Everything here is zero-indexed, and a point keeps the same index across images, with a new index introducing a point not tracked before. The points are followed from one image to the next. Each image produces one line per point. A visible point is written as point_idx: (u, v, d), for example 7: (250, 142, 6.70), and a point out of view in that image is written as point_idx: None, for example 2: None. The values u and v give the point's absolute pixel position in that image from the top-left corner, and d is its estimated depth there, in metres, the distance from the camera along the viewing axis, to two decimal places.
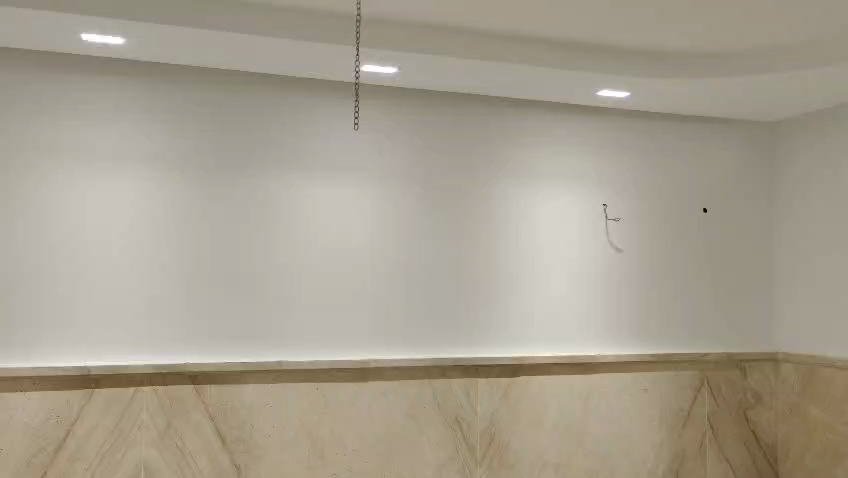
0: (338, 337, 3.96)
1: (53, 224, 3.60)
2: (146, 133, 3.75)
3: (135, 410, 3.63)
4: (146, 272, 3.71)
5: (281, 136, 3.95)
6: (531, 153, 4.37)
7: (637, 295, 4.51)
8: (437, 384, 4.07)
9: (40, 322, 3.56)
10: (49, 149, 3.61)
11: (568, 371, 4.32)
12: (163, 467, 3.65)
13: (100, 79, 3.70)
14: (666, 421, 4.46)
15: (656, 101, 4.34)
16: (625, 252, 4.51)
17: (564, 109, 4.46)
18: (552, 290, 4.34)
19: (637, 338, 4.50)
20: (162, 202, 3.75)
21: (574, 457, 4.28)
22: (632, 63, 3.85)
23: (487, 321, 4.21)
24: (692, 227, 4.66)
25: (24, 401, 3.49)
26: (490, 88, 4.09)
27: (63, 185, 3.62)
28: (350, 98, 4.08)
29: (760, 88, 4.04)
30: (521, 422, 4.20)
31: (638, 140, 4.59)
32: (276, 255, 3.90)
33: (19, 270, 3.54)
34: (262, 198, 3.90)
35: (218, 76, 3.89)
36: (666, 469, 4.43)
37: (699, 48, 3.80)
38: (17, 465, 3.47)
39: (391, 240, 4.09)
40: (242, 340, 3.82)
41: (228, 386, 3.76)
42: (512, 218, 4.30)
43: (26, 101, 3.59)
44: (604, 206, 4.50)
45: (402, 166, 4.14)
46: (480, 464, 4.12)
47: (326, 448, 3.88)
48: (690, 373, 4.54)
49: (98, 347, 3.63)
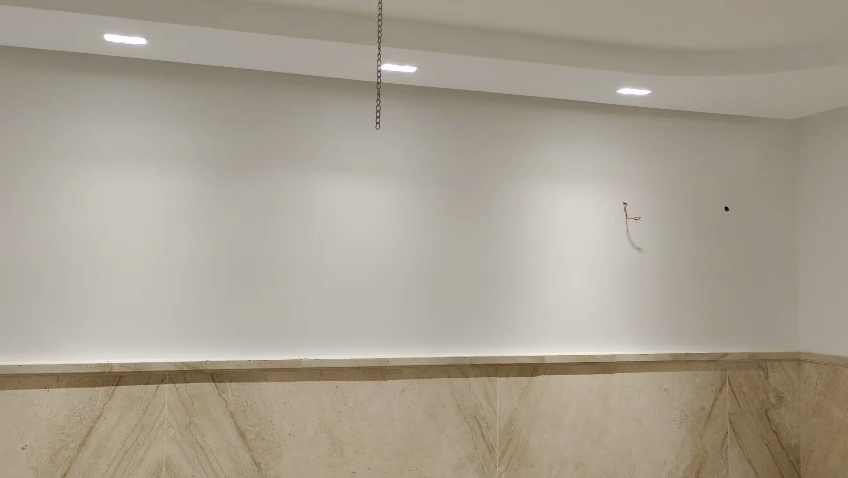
0: (357, 336, 3.98)
1: (75, 223, 3.65)
2: (166, 134, 3.79)
3: (156, 407, 3.67)
4: (168, 271, 3.75)
5: (300, 135, 3.97)
6: (550, 151, 4.37)
7: (656, 295, 4.49)
8: (457, 383, 4.08)
9: (64, 320, 3.61)
10: (72, 149, 3.66)
11: (587, 370, 4.30)
12: (184, 464, 3.68)
13: (120, 80, 3.74)
14: (686, 421, 4.43)
15: (676, 99, 4.32)
16: (645, 251, 4.49)
17: (583, 108, 4.45)
18: (572, 290, 4.33)
19: (658, 338, 4.47)
20: (183, 201, 3.79)
21: (593, 456, 4.26)
22: (650, 60, 3.83)
23: (505, 321, 4.21)
24: (713, 226, 4.63)
25: (47, 397, 3.53)
26: (507, 87, 4.09)
27: (85, 186, 3.67)
28: (368, 97, 4.09)
29: (779, 87, 4.01)
30: (539, 422, 4.20)
31: (657, 139, 4.56)
32: (296, 255, 3.93)
33: (43, 269, 3.60)
34: (282, 197, 3.93)
35: (236, 76, 3.91)
36: (687, 469, 4.40)
37: (719, 46, 3.77)
38: (41, 460, 3.51)
39: (411, 240, 4.10)
40: (261, 339, 3.85)
41: (247, 384, 3.78)
42: (531, 217, 4.30)
43: (50, 102, 3.64)
44: (624, 205, 4.48)
45: (420, 166, 4.14)
46: (498, 464, 4.11)
47: (345, 446, 3.89)
48: (711, 373, 4.51)
49: (119, 345, 3.67)
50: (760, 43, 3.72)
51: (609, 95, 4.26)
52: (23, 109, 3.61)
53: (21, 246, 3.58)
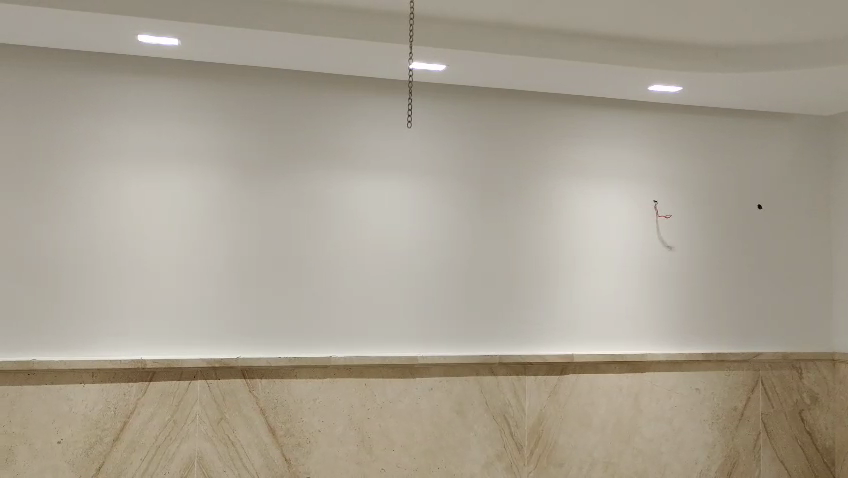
0: (386, 334, 3.99)
1: (111, 221, 3.71)
2: (198, 133, 3.83)
3: (188, 403, 3.71)
4: (199, 268, 3.79)
5: (330, 134, 4.00)
6: (580, 148, 4.34)
7: (689, 296, 4.44)
8: (486, 381, 4.08)
9: (98, 317, 3.67)
10: (107, 149, 3.73)
11: (616, 370, 4.28)
12: (215, 458, 3.72)
13: (155, 80, 3.80)
14: (717, 422, 4.38)
15: (708, 96, 4.27)
16: (675, 250, 4.45)
17: (614, 106, 4.42)
18: (602, 288, 4.31)
19: (689, 338, 4.42)
20: (215, 200, 3.83)
21: (623, 457, 4.23)
22: (683, 55, 3.78)
23: (534, 320, 4.20)
24: (746, 224, 4.57)
25: (83, 392, 3.59)
26: (545, 85, 4.08)
27: (121, 185, 3.73)
28: (397, 96, 4.10)
29: (815, 84, 3.96)
30: (568, 421, 4.18)
31: (689, 139, 4.52)
32: (326, 252, 3.95)
33: (78, 265, 3.66)
34: (312, 195, 3.95)
35: (268, 77, 3.95)
36: (718, 469, 4.35)
37: (752, 42, 3.73)
38: (76, 455, 3.57)
39: (440, 239, 4.10)
40: (291, 337, 3.88)
41: (277, 381, 3.82)
42: (560, 216, 4.28)
43: (86, 102, 3.72)
44: (655, 202, 4.44)
45: (450, 164, 4.15)
46: (527, 462, 4.10)
47: (374, 443, 3.91)
48: (743, 373, 4.46)
49: (152, 342, 3.72)
50: (795, 39, 3.67)
51: (640, 93, 4.23)
52: (61, 110, 3.69)
53: (58, 245, 3.65)
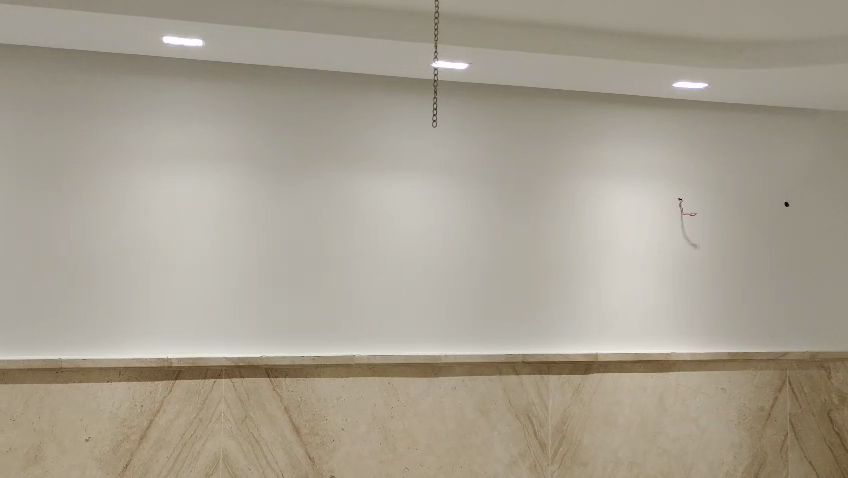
0: (410, 334, 4.00)
1: (138, 221, 3.75)
2: (223, 134, 3.86)
3: (213, 401, 3.74)
4: (224, 267, 3.82)
5: (354, 134, 4.01)
6: (604, 147, 4.32)
7: (715, 295, 4.41)
8: (509, 380, 4.07)
9: (125, 316, 3.71)
10: (134, 150, 3.76)
11: (642, 370, 4.25)
12: (240, 456, 3.75)
13: (180, 82, 3.84)
14: (744, 422, 4.33)
15: (733, 93, 4.23)
16: (700, 248, 4.41)
17: (639, 104, 4.39)
18: (626, 287, 4.28)
19: (715, 337, 4.38)
20: (240, 200, 3.86)
21: (648, 457, 4.20)
22: (709, 52, 3.74)
23: (558, 319, 4.18)
24: (773, 222, 4.52)
25: (110, 390, 3.63)
26: (599, 85, 4.09)
27: (146, 185, 3.76)
28: (420, 96, 4.11)
29: (824, 84, 3.98)
30: (592, 421, 4.15)
31: (715, 137, 4.48)
32: (349, 250, 3.96)
33: (107, 264, 3.71)
34: (336, 195, 3.97)
35: (292, 78, 3.97)
36: (745, 470, 4.30)
37: (781, 38, 3.67)
38: (103, 452, 3.61)
39: (463, 238, 4.10)
40: (315, 336, 3.90)
41: (301, 379, 3.83)
42: (585, 216, 4.26)
43: (113, 104, 3.76)
44: (680, 200, 4.41)
45: (473, 163, 4.14)
46: (551, 462, 4.08)
47: (397, 442, 3.91)
48: (770, 372, 4.41)
49: (178, 342, 3.75)
50: (824, 34, 3.61)
51: (665, 90, 4.19)
52: (88, 112, 3.74)
53: (86, 244, 3.70)
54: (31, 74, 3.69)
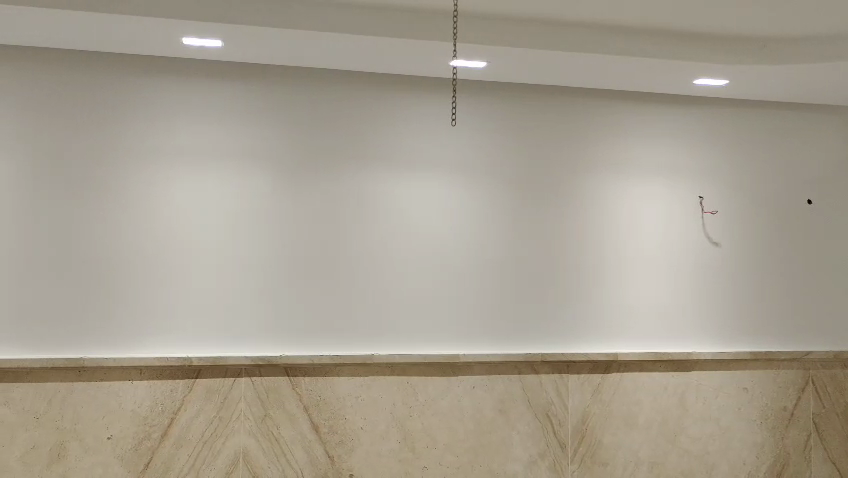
0: (428, 333, 4.00)
1: (159, 221, 3.78)
2: (242, 134, 3.88)
3: (233, 400, 3.76)
4: (244, 267, 3.84)
5: (371, 133, 4.02)
6: (624, 145, 4.29)
7: (736, 294, 4.36)
8: (528, 379, 4.06)
9: (147, 315, 3.74)
10: (155, 151, 3.79)
11: (663, 369, 4.22)
12: (260, 455, 3.76)
13: (200, 83, 3.86)
14: (766, 421, 4.29)
15: (754, 90, 4.18)
16: (722, 247, 4.37)
17: (659, 101, 4.35)
18: (647, 287, 4.25)
19: (737, 337, 4.34)
20: (259, 200, 3.87)
21: (669, 457, 4.17)
22: (730, 48, 3.70)
23: (578, 319, 4.16)
24: (795, 219, 4.47)
25: (131, 388, 3.67)
26: (651, 85, 4.11)
27: (167, 185, 3.79)
28: (438, 95, 4.10)
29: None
30: (612, 420, 4.13)
31: (736, 135, 4.43)
32: (368, 249, 3.97)
33: (128, 264, 3.74)
34: (354, 195, 3.97)
35: (309, 78, 3.98)
36: (768, 470, 4.26)
37: (803, 33, 3.62)
38: (125, 450, 3.65)
39: (482, 236, 4.09)
40: (334, 335, 3.90)
41: (320, 378, 3.84)
42: (604, 215, 4.23)
43: (133, 105, 3.79)
44: (701, 199, 4.37)
45: (491, 161, 4.13)
46: (570, 462, 4.07)
47: (416, 441, 3.91)
48: (793, 372, 4.36)
49: (198, 342, 3.77)
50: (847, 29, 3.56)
51: (685, 87, 4.16)
52: (109, 112, 3.77)
53: (107, 243, 3.73)
54: (52, 75, 3.73)
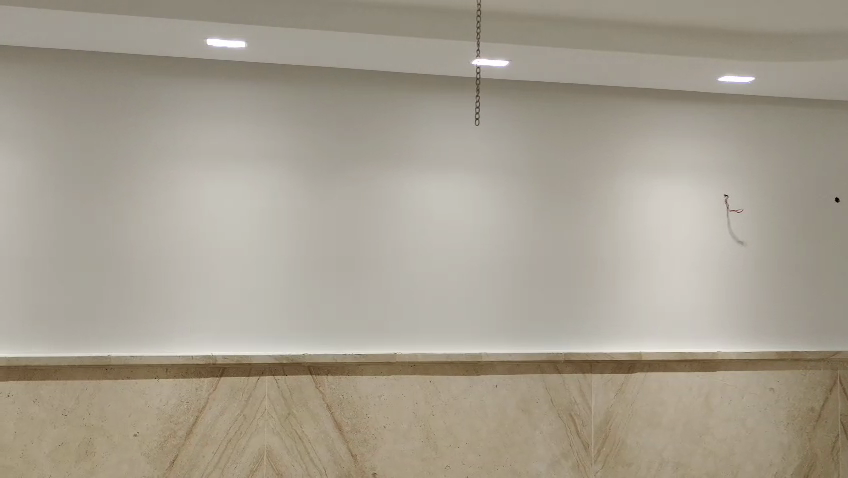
0: (450, 332, 4.00)
1: (184, 221, 3.81)
2: (265, 134, 3.91)
3: (257, 398, 3.79)
4: (267, 266, 3.87)
5: (394, 132, 4.03)
6: (647, 143, 4.26)
7: (762, 293, 4.32)
8: (551, 378, 4.04)
9: (172, 314, 3.78)
10: (182, 152, 3.83)
11: (688, 369, 4.18)
12: (284, 453, 3.79)
13: (223, 84, 3.90)
14: (794, 422, 4.24)
15: (779, 86, 4.14)
16: (747, 246, 4.32)
17: (682, 99, 4.32)
18: (671, 286, 4.22)
19: (762, 336, 4.30)
20: (282, 200, 3.90)
21: (694, 457, 4.13)
22: (754, 44, 3.66)
23: (601, 318, 4.14)
24: (822, 217, 4.41)
25: (157, 386, 3.71)
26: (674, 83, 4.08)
27: (191, 186, 3.83)
28: (460, 95, 4.11)
29: None
30: (637, 421, 4.10)
31: (761, 131, 4.39)
32: (391, 248, 3.98)
33: (154, 264, 3.78)
34: (377, 195, 3.99)
35: (331, 78, 4.00)
36: (795, 471, 4.21)
37: (829, 29, 3.57)
38: (151, 447, 3.69)
39: (504, 235, 4.09)
40: (356, 334, 3.92)
41: (343, 377, 3.86)
42: (628, 213, 4.21)
43: (158, 106, 3.84)
44: (726, 197, 4.33)
45: (514, 160, 4.12)
46: (594, 461, 4.05)
47: (439, 440, 3.91)
48: (821, 371, 4.31)
49: (223, 341, 3.81)
50: None
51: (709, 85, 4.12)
52: (134, 113, 3.82)
53: (133, 244, 3.77)
54: (79, 78, 3.78)
